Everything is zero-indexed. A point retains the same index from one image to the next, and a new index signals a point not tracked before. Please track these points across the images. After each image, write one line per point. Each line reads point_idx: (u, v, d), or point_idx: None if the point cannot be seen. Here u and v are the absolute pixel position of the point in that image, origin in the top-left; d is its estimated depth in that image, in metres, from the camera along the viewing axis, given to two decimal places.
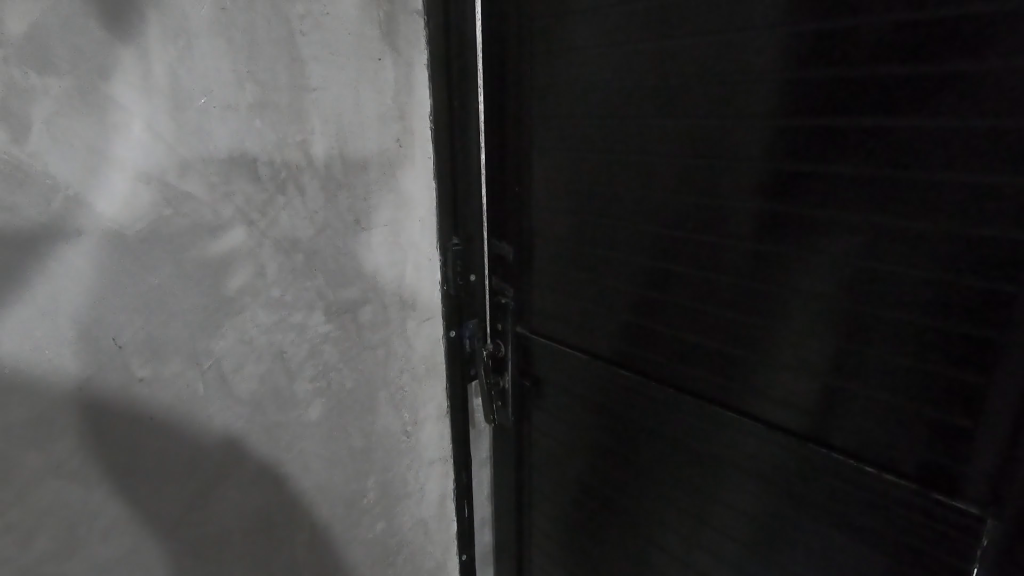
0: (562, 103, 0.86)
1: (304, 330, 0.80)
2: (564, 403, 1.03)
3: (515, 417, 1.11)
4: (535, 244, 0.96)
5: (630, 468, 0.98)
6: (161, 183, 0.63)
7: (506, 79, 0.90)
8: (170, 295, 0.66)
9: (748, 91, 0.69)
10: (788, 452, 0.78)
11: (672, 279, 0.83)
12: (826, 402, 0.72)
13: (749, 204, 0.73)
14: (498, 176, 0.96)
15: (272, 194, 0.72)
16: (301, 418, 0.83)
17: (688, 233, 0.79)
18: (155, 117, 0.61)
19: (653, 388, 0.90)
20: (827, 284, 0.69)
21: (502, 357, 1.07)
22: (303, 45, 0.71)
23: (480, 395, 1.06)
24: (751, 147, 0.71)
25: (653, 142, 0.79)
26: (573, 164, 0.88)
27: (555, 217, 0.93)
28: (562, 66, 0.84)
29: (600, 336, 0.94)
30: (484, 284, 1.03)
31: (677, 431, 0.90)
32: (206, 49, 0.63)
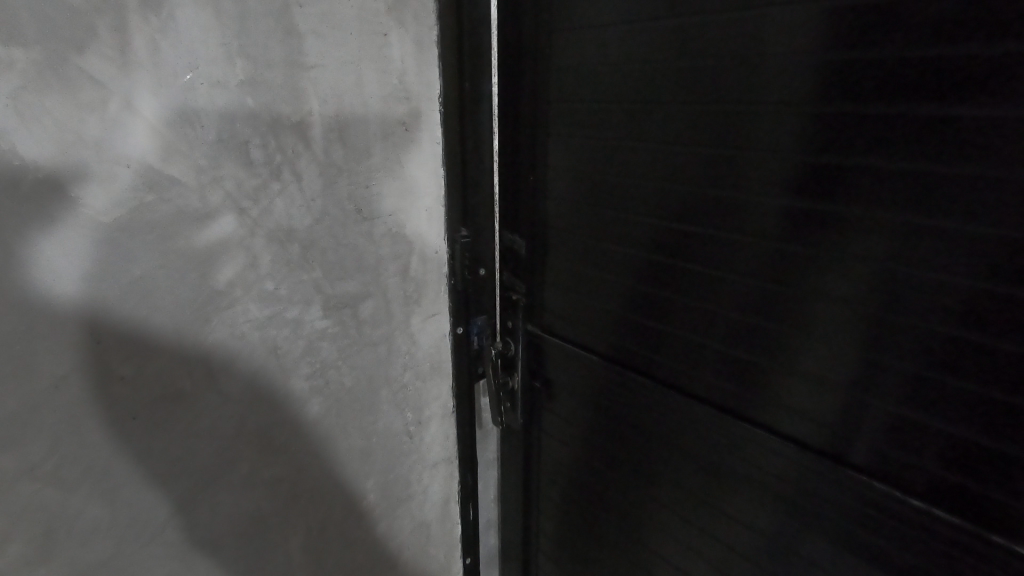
0: (582, 86, 0.79)
1: (300, 326, 0.75)
2: (575, 406, 0.98)
3: (525, 418, 1.06)
4: (550, 238, 0.90)
5: (644, 478, 0.93)
6: (142, 166, 0.58)
7: (523, 59, 0.83)
8: (153, 286, 0.62)
9: (790, 75, 0.61)
10: (819, 471, 0.72)
11: (694, 280, 0.76)
12: (864, 420, 0.66)
13: (786, 201, 0.65)
14: (512, 165, 0.90)
15: (265, 180, 0.67)
16: (297, 418, 0.78)
17: (713, 232, 0.73)
18: (135, 93, 0.56)
19: (670, 397, 0.84)
20: (872, 293, 0.62)
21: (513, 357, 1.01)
22: (301, 18, 0.65)
23: (488, 395, 1.01)
24: (790, 138, 0.63)
25: (677, 129, 0.72)
26: (592, 153, 0.81)
27: (571, 210, 0.86)
28: (583, 45, 0.77)
29: (615, 339, 0.88)
30: (495, 279, 0.97)
31: (695, 443, 0.84)
32: (192, 20, 0.58)
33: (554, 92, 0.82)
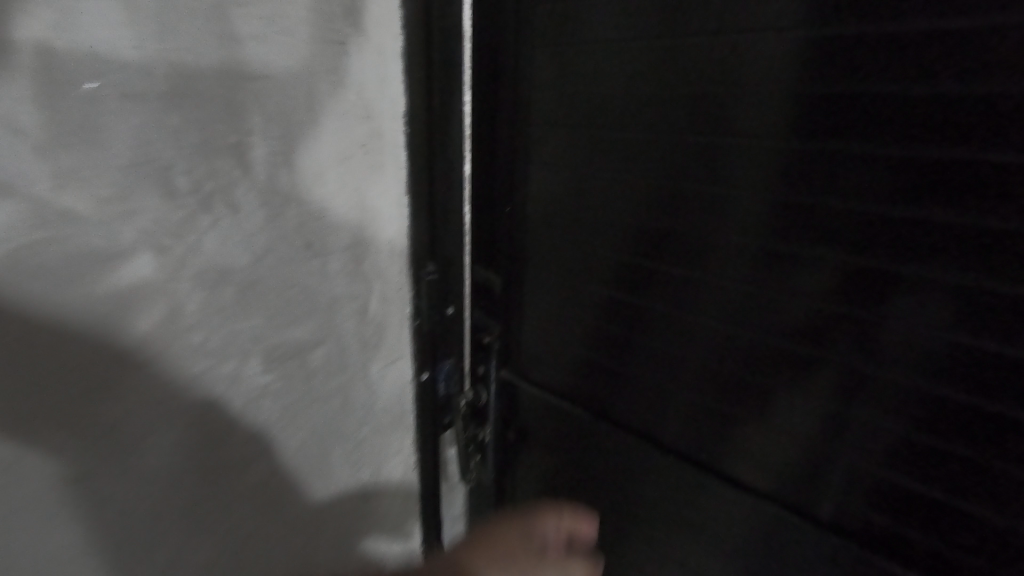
0: (566, 110, 0.70)
1: (236, 383, 0.63)
2: (552, 460, 0.89)
3: (495, 471, 0.95)
4: (527, 276, 0.81)
5: (628, 540, 0.85)
6: (26, 196, 0.46)
7: (500, 75, 0.74)
8: (42, 345, 0.49)
9: (805, 109, 0.54)
10: (830, 544, 0.65)
11: (693, 330, 0.68)
12: (879, 491, 0.60)
13: (799, 249, 0.58)
14: (487, 193, 0.80)
15: (194, 212, 0.55)
16: (233, 488, 0.66)
17: (711, 278, 0.65)
18: (16, 105, 0.44)
19: (660, 455, 0.76)
20: (893, 354, 0.55)
21: (483, 405, 0.90)
22: (238, 19, 0.54)
23: (455, 446, 0.91)
24: (804, 179, 0.56)
25: (675, 163, 0.64)
26: (577, 184, 0.72)
27: (552, 247, 0.77)
28: (568, 65, 0.68)
29: (600, 389, 0.79)
30: (466, 319, 0.87)
31: (687, 505, 0.76)
32: (96, 17, 0.47)
33: (536, 111, 0.74)
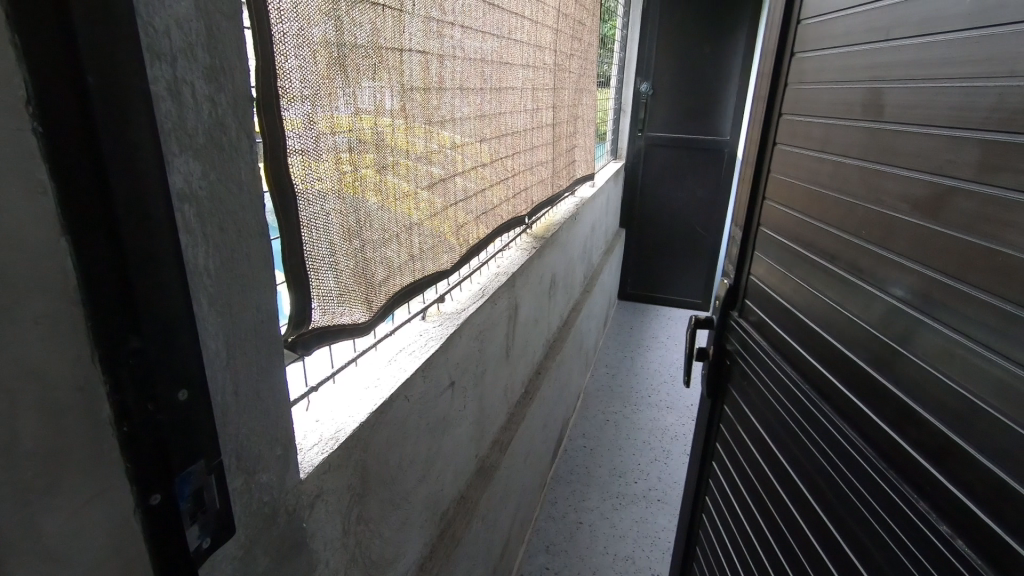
0: (850, 103, 0.85)
1: None
2: (718, 379, 1.32)
3: (712, 387, 1.34)
4: (743, 197, 1.24)
5: (727, 417, 1.28)
6: None
7: (235, 96, 0.60)
8: None
9: (988, 110, 0.59)
10: (857, 471, 0.77)
11: (923, 317, 0.68)
12: (913, 430, 0.68)
13: (950, 265, 0.64)
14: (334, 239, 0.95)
15: None
16: None
17: (953, 279, 0.63)
18: None
19: (794, 391, 0.95)
20: (963, 345, 0.62)
21: (250, 457, 0.69)
22: None
23: (708, 364, 1.35)
24: (969, 202, 0.61)
25: (971, 173, 0.61)
26: (871, 155, 0.79)
27: (768, 227, 1.12)
28: (838, 89, 0.89)
29: (731, 345, 1.25)
30: (262, 345, 0.68)
31: (807, 460, 0.91)
32: None
33: (905, 105, 0.71)
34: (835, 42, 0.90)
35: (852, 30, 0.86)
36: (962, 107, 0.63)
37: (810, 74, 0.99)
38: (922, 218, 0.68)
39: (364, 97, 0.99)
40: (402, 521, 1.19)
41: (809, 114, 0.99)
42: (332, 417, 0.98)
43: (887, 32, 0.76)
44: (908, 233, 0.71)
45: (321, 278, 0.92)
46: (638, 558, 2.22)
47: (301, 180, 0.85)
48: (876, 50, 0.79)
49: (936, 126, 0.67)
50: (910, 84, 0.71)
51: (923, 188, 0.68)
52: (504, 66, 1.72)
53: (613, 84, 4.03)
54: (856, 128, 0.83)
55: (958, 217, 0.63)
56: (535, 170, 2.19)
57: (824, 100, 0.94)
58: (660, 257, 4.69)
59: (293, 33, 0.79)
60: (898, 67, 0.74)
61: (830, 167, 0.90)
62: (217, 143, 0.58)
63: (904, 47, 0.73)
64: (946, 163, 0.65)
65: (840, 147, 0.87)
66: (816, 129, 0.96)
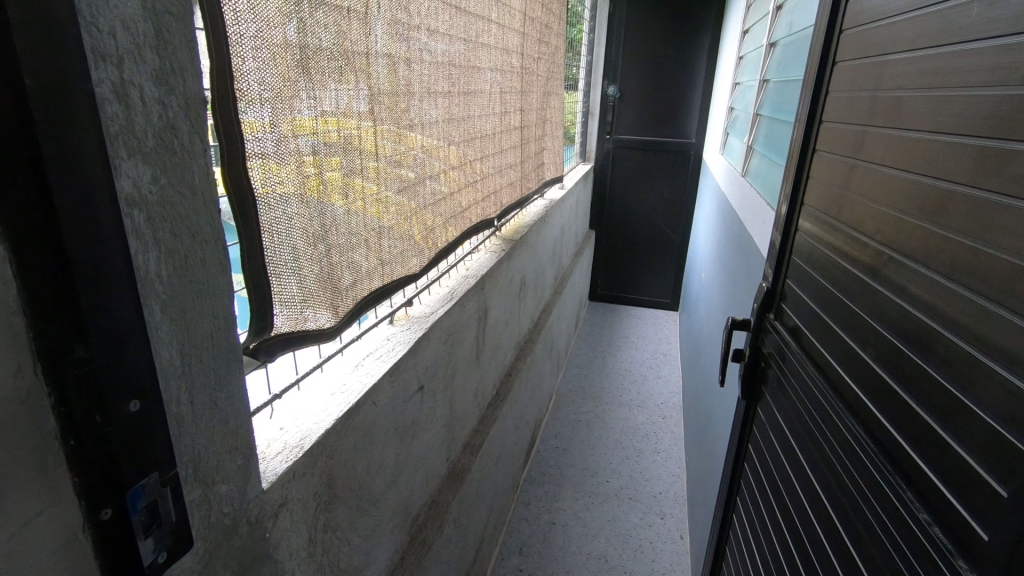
0: (874, 111, 0.85)
1: None
2: (757, 379, 1.31)
3: (750, 388, 1.33)
4: (785, 197, 1.22)
5: (761, 417, 1.27)
6: None
7: (187, 101, 0.59)
8: None
9: (980, 120, 0.60)
10: (859, 465, 0.78)
11: (917, 317, 0.69)
12: (906, 425, 0.69)
13: (944, 265, 0.65)
14: (298, 245, 0.93)
15: None
16: None
17: (946, 278, 0.64)
18: None
19: (817, 389, 0.95)
20: (945, 340, 0.63)
21: (209, 467, 0.67)
22: None
23: (745, 365, 1.34)
24: (961, 205, 0.62)
25: (965, 176, 0.62)
26: (891, 158, 0.78)
27: (805, 229, 1.10)
28: (866, 96, 0.88)
29: (768, 347, 1.24)
30: (219, 353, 0.67)
31: (822, 457, 0.90)
32: None
33: (920, 113, 0.72)
34: (866, 51, 0.90)
35: (880, 39, 0.85)
36: (961, 116, 0.63)
37: (843, 82, 0.98)
38: (924, 220, 0.69)
39: (329, 99, 0.98)
40: (371, 527, 1.18)
41: (841, 121, 0.98)
42: (296, 424, 0.96)
43: (908, 43, 0.76)
44: (913, 235, 0.71)
45: (283, 283, 0.91)
46: (611, 556, 2.24)
47: (261, 184, 0.83)
48: (897, 59, 0.79)
49: (942, 133, 0.67)
50: (925, 93, 0.71)
51: (929, 193, 0.68)
52: (471, 70, 1.72)
53: (581, 87, 4.08)
54: (876, 135, 0.83)
55: (954, 220, 0.63)
56: (504, 172, 2.20)
57: (854, 107, 0.93)
58: (630, 258, 4.76)
59: (252, 34, 0.77)
60: (916, 76, 0.74)
61: (855, 172, 0.90)
62: (168, 149, 0.57)
63: (923, 57, 0.72)
64: (947, 169, 0.65)
65: (864, 151, 0.87)
66: (846, 134, 0.95)
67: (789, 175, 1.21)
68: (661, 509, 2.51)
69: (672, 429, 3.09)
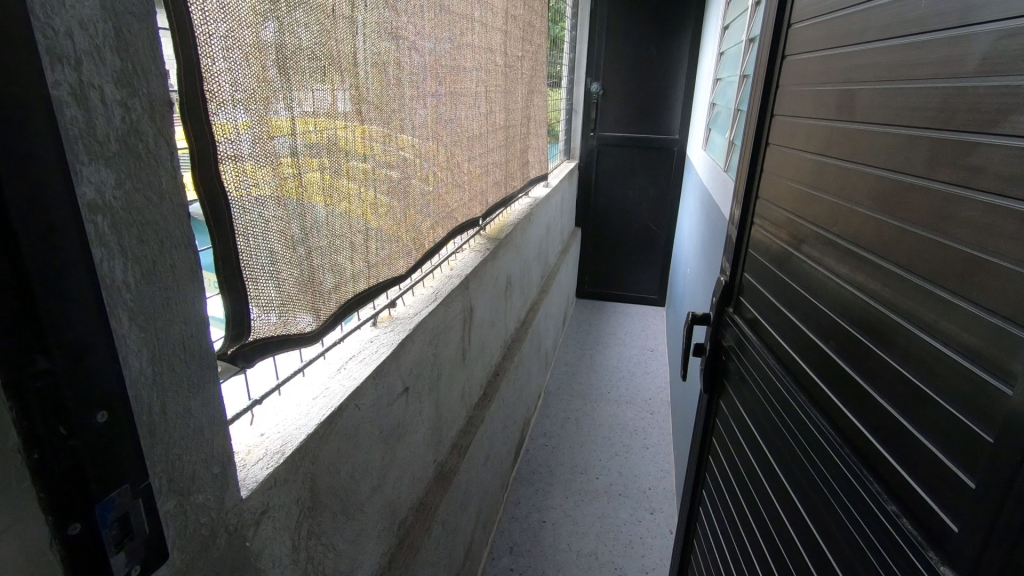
0: (829, 104, 0.85)
1: None
2: (717, 372, 1.32)
3: (710, 381, 1.34)
4: (739, 191, 1.23)
5: (722, 411, 1.28)
6: None
7: (152, 102, 0.57)
8: None
9: (933, 112, 0.60)
10: (825, 457, 0.78)
11: (879, 309, 0.69)
12: (869, 416, 0.69)
13: (901, 257, 0.65)
14: (277, 249, 0.91)
15: None
16: None
17: (904, 270, 0.64)
18: None
19: (779, 382, 0.95)
20: (906, 333, 0.64)
21: (183, 478, 0.66)
22: None
23: (706, 358, 1.35)
24: (917, 196, 0.63)
25: (921, 168, 0.62)
26: (845, 152, 0.79)
27: (761, 223, 1.11)
28: (818, 91, 0.89)
29: (727, 339, 1.25)
30: (192, 361, 0.65)
31: (786, 450, 0.91)
32: None
33: (875, 106, 0.72)
34: (818, 46, 0.90)
35: (831, 33, 0.86)
36: (917, 108, 0.63)
37: (796, 76, 0.99)
38: (882, 213, 0.69)
39: (308, 100, 0.96)
40: (357, 533, 1.17)
41: (795, 115, 0.98)
42: (277, 430, 0.94)
43: (861, 35, 0.76)
44: (872, 227, 0.71)
45: (260, 288, 0.89)
46: (601, 553, 2.24)
47: (235, 187, 0.81)
48: (850, 53, 0.79)
49: (897, 125, 0.67)
50: (878, 86, 0.71)
51: (885, 185, 0.69)
52: (456, 68, 1.70)
53: (565, 85, 4.08)
54: (832, 128, 0.83)
55: (913, 211, 0.63)
56: (491, 171, 2.19)
57: (807, 101, 0.93)
58: (616, 255, 4.77)
59: (222, 34, 0.75)
60: (869, 69, 0.74)
61: (810, 165, 0.90)
62: (132, 153, 0.55)
63: (875, 50, 0.73)
64: (904, 161, 0.65)
65: (819, 145, 0.87)
66: (800, 128, 0.96)
67: (744, 169, 1.21)
68: (650, 504, 2.52)
69: (657, 424, 3.12)
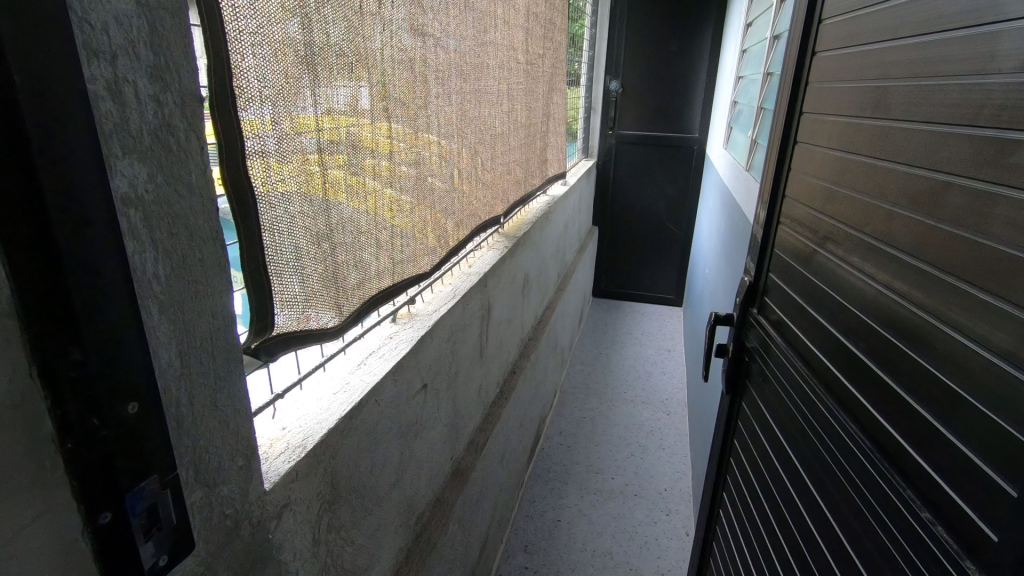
0: (859, 101, 0.83)
1: None
2: (740, 373, 1.30)
3: (733, 382, 1.32)
4: (765, 190, 1.21)
5: (745, 412, 1.26)
6: None
7: (183, 97, 0.58)
8: None
9: (972, 109, 0.59)
10: (855, 461, 0.76)
11: (911, 311, 0.68)
12: (900, 420, 0.68)
13: (936, 257, 0.63)
14: (302, 244, 0.92)
15: None
16: None
17: (939, 272, 0.63)
18: None
19: (806, 384, 0.94)
20: (939, 336, 0.62)
21: (209, 470, 0.66)
22: None
23: (728, 359, 1.33)
24: (953, 195, 0.61)
25: (958, 166, 0.60)
26: (877, 150, 0.77)
27: (787, 223, 1.09)
28: (849, 88, 0.87)
29: (751, 340, 1.23)
30: (219, 355, 0.66)
31: (813, 454, 0.89)
32: None
33: (908, 103, 0.70)
34: (849, 41, 0.88)
35: (865, 28, 0.83)
36: (954, 105, 0.62)
37: (825, 73, 0.97)
38: (916, 212, 0.67)
39: (335, 97, 0.97)
40: (375, 527, 1.17)
41: (824, 112, 0.96)
42: (299, 424, 0.95)
43: (894, 31, 0.75)
44: (905, 227, 0.69)
45: (285, 283, 0.90)
46: (616, 553, 2.23)
47: (262, 182, 0.82)
48: (882, 49, 0.77)
49: (932, 122, 0.65)
50: (913, 82, 0.69)
51: (919, 183, 0.67)
52: (481, 67, 1.70)
53: (584, 83, 4.06)
54: (862, 125, 0.81)
55: (948, 210, 0.62)
56: (512, 169, 2.18)
57: (837, 98, 0.92)
58: (634, 254, 4.74)
59: (251, 31, 0.76)
60: (902, 65, 0.72)
61: (840, 163, 0.88)
62: (165, 148, 0.56)
63: (909, 46, 0.71)
64: (939, 159, 0.64)
65: (849, 142, 0.85)
66: (829, 126, 0.93)
67: (770, 168, 1.19)
68: (666, 505, 2.50)
69: (674, 425, 3.09)
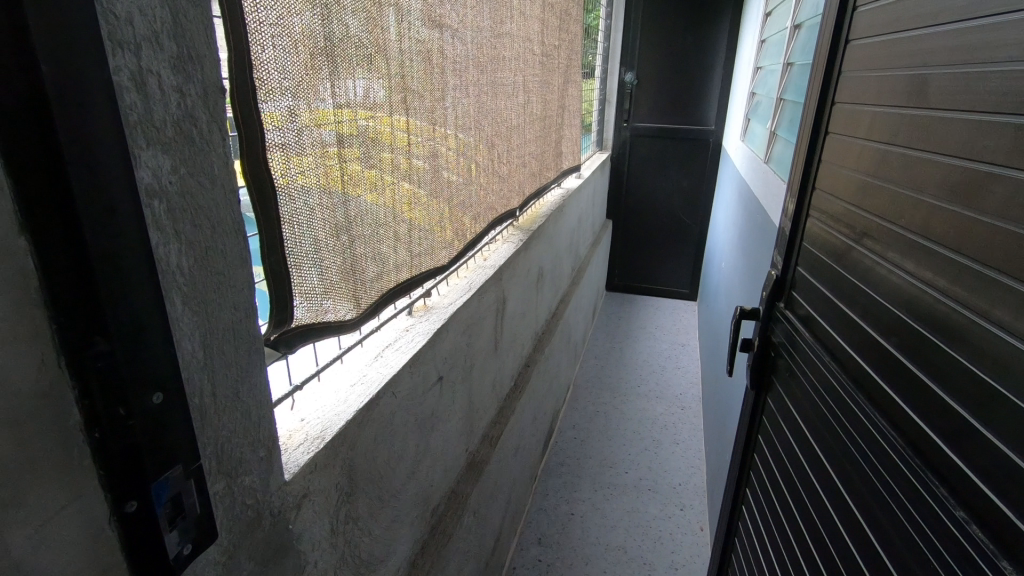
0: (898, 91, 0.81)
1: None
2: (765, 369, 1.28)
3: (758, 377, 1.30)
4: (795, 183, 1.19)
5: (771, 409, 1.24)
6: None
7: (206, 89, 0.58)
8: None
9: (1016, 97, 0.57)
10: (886, 459, 0.75)
11: (950, 306, 0.66)
12: (934, 418, 0.66)
13: (979, 251, 0.62)
14: (319, 237, 0.92)
15: None
16: None
17: (981, 266, 0.61)
18: None
19: (836, 380, 0.92)
20: (979, 332, 0.61)
21: (230, 461, 0.67)
22: None
23: (753, 354, 1.31)
24: (997, 187, 0.59)
25: (1003, 157, 0.59)
26: (916, 141, 0.75)
27: (819, 216, 1.07)
28: (887, 77, 0.85)
29: (778, 335, 1.21)
30: (241, 346, 0.66)
31: (842, 451, 0.87)
32: None
33: (949, 92, 0.68)
34: (887, 29, 0.86)
35: (905, 14, 0.81)
36: (998, 93, 0.60)
37: (861, 62, 0.95)
38: (955, 204, 0.66)
39: (354, 89, 0.96)
40: (392, 518, 1.18)
41: (860, 103, 0.94)
42: (318, 416, 0.95)
43: (934, 17, 0.73)
44: (945, 221, 0.67)
45: (304, 275, 0.90)
46: (630, 548, 2.23)
47: (281, 174, 0.82)
48: (923, 36, 0.75)
49: (975, 111, 0.63)
50: (955, 70, 0.67)
51: (960, 175, 0.65)
52: (497, 58, 1.69)
53: (599, 75, 4.03)
54: (903, 115, 0.79)
55: (991, 202, 0.60)
56: (528, 162, 2.17)
57: (874, 87, 0.89)
58: (649, 248, 4.70)
59: (271, 22, 0.76)
60: (942, 54, 0.70)
61: (877, 155, 0.86)
62: (188, 140, 0.56)
63: (950, 33, 0.69)
64: (982, 150, 0.62)
65: (886, 133, 0.83)
66: (866, 117, 0.91)
67: (801, 161, 1.17)
68: (681, 500, 2.49)
69: (689, 420, 3.07)
